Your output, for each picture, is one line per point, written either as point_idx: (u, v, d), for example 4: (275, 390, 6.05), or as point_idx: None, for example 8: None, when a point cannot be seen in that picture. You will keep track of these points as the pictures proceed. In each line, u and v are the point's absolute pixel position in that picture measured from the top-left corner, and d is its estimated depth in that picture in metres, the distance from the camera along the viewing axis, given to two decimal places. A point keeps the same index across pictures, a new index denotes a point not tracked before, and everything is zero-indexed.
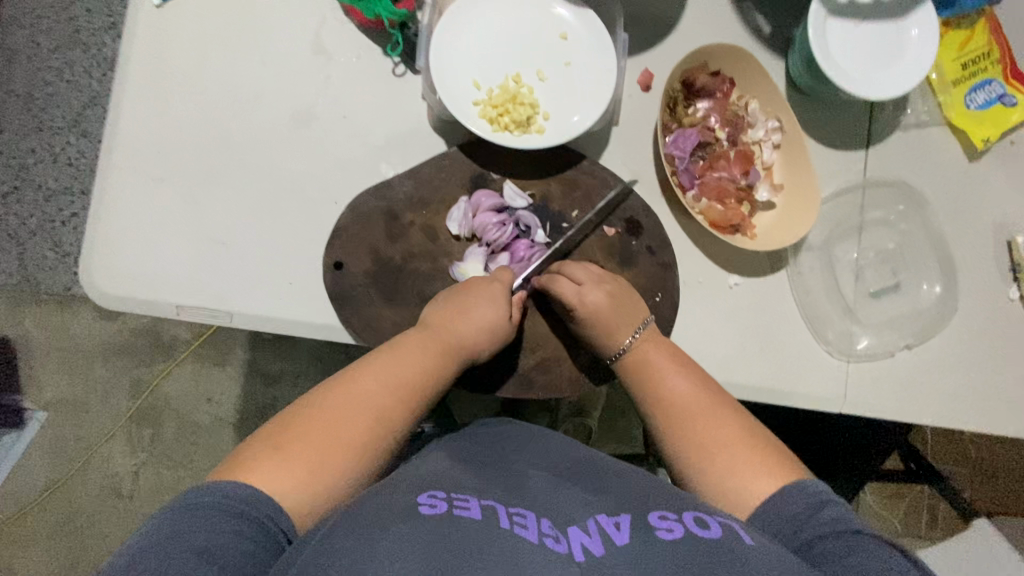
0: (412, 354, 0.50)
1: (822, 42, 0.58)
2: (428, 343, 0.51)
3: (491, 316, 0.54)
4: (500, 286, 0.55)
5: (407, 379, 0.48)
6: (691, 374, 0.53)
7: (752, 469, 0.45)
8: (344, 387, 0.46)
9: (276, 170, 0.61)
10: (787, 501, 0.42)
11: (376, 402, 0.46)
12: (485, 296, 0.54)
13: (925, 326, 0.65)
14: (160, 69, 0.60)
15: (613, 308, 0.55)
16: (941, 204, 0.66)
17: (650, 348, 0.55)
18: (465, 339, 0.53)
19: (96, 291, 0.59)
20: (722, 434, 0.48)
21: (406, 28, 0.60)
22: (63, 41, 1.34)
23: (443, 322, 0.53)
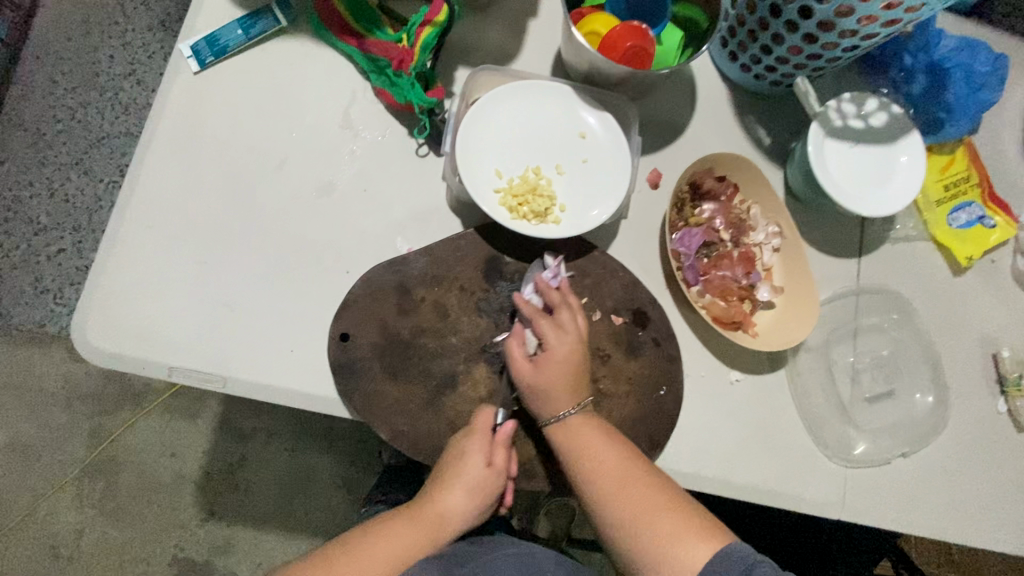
0: (401, 539, 0.53)
1: (822, 162, 0.62)
2: (421, 532, 0.54)
3: (469, 504, 0.55)
4: (494, 465, 0.54)
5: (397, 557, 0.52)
6: (615, 447, 0.53)
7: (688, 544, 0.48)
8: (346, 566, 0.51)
9: (291, 236, 0.61)
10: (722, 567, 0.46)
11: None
12: (463, 488, 0.54)
13: (920, 435, 0.66)
14: (188, 132, 0.62)
15: (564, 380, 0.55)
16: (929, 316, 0.69)
17: (576, 429, 0.54)
18: (449, 526, 0.55)
19: (88, 346, 0.57)
20: (652, 516, 0.50)
21: (433, 114, 0.63)
22: (80, 83, 1.36)
23: (428, 506, 0.55)
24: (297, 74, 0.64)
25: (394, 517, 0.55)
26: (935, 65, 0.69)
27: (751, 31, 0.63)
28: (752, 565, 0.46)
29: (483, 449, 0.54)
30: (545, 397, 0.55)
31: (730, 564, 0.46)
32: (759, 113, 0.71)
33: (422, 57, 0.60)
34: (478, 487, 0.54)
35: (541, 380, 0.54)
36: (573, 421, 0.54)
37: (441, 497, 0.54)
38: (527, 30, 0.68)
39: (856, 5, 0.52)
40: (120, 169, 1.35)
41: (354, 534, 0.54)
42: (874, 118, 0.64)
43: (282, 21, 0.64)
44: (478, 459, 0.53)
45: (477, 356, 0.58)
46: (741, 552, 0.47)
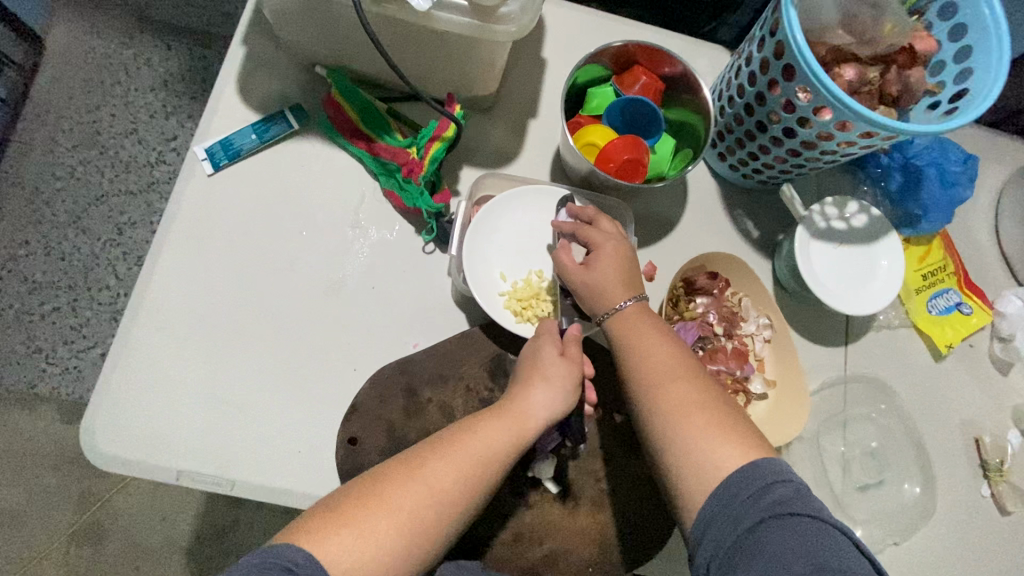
0: (484, 435, 0.49)
1: (807, 263, 0.66)
2: (504, 429, 0.50)
3: (555, 395, 0.53)
4: (574, 365, 0.54)
5: (490, 454, 0.49)
6: (674, 352, 0.54)
7: (726, 455, 0.48)
8: (427, 458, 0.48)
9: (300, 335, 0.63)
10: (755, 476, 0.46)
11: (450, 476, 0.47)
12: (542, 391, 0.52)
13: (910, 523, 0.68)
14: (202, 233, 0.63)
15: (617, 274, 0.57)
16: (914, 402, 0.72)
17: (638, 322, 0.55)
18: (535, 419, 0.51)
19: (97, 451, 0.57)
20: (693, 420, 0.50)
21: (440, 217, 0.66)
22: (81, 141, 1.38)
23: (512, 403, 0.52)
24: (308, 175, 0.67)
25: (479, 414, 0.51)
26: (910, 164, 0.74)
27: (739, 139, 0.67)
28: (789, 480, 0.46)
29: (565, 366, 0.54)
30: (598, 288, 0.57)
31: (767, 472, 0.46)
32: (747, 207, 0.75)
33: (430, 166, 0.63)
34: (557, 384, 0.53)
35: (595, 276, 0.57)
36: (629, 313, 0.56)
37: (522, 389, 0.52)
38: (528, 130, 0.72)
39: (836, 133, 0.56)
40: (118, 227, 1.35)
41: (438, 437, 0.50)
42: (855, 220, 0.68)
43: (295, 125, 0.67)
44: (550, 352, 0.54)
45: None
46: (780, 467, 0.47)
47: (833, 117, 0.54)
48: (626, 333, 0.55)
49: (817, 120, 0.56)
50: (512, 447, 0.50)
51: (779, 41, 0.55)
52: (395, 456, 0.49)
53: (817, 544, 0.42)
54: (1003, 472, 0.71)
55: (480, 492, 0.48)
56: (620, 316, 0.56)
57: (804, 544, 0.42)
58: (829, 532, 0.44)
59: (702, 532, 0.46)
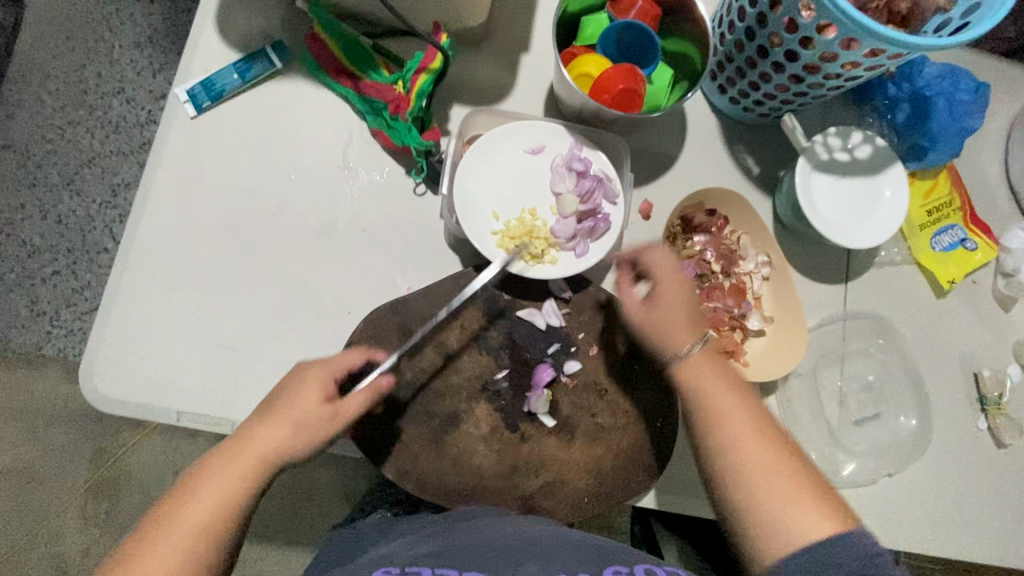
0: (224, 478, 0.49)
1: (808, 197, 0.64)
2: (242, 463, 0.50)
3: (291, 436, 0.51)
4: (315, 397, 0.52)
5: (219, 504, 0.49)
6: (753, 415, 0.53)
7: (794, 508, 0.48)
8: (168, 518, 0.48)
9: (293, 278, 0.62)
10: (840, 558, 0.45)
11: (182, 538, 0.47)
12: (283, 424, 0.51)
13: (904, 454, 0.69)
14: (187, 177, 0.62)
15: (682, 318, 0.58)
16: (912, 339, 0.72)
17: (709, 377, 0.55)
18: (269, 462, 0.51)
19: (99, 394, 0.58)
20: (765, 457, 0.50)
21: (430, 155, 0.64)
22: (69, 101, 1.35)
23: (243, 447, 0.51)
24: (294, 117, 0.65)
25: (216, 453, 0.51)
26: (918, 94, 0.71)
27: (740, 68, 0.65)
28: (873, 561, 0.44)
29: (303, 403, 0.52)
30: (666, 325, 0.58)
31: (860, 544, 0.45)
32: (748, 142, 0.73)
33: (418, 102, 0.61)
34: (291, 421, 0.52)
35: (655, 311, 0.58)
36: (699, 359, 0.56)
37: (260, 427, 0.51)
38: (520, 66, 0.69)
39: (840, 52, 0.54)
40: (112, 189, 1.34)
41: (171, 492, 0.49)
42: (859, 151, 0.66)
43: (276, 64, 0.64)
44: (309, 389, 0.52)
45: (477, 394, 0.60)
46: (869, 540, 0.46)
47: (838, 34, 0.51)
48: (704, 387, 0.55)
49: (821, 39, 0.53)
50: (250, 488, 0.50)
51: None
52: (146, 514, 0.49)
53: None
54: (1000, 405, 0.71)
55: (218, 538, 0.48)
56: (691, 358, 0.56)
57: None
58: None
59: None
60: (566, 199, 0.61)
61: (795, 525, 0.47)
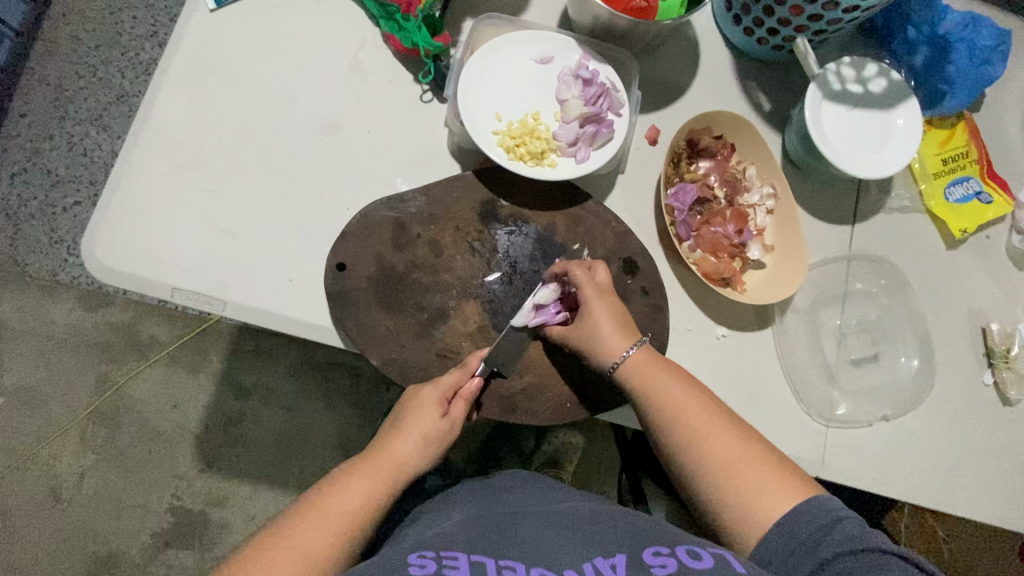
0: (362, 488, 0.48)
1: (818, 124, 0.63)
2: (371, 483, 0.48)
3: (424, 450, 0.52)
4: (443, 424, 0.53)
5: (365, 506, 0.47)
6: (702, 404, 0.52)
7: (754, 483, 0.48)
8: (307, 521, 0.45)
9: (296, 170, 0.63)
10: (796, 523, 0.46)
11: (325, 541, 0.44)
12: (409, 439, 0.51)
13: (904, 400, 0.67)
14: (202, 66, 0.64)
15: (612, 324, 0.56)
16: (919, 287, 0.70)
17: (651, 370, 0.54)
18: (405, 474, 0.50)
19: (97, 265, 0.59)
20: (721, 446, 0.50)
21: (438, 61, 0.65)
22: (104, 41, 1.39)
23: (382, 453, 0.50)
24: (309, 18, 0.66)
25: (341, 472, 0.49)
26: (937, 38, 0.69)
27: None
28: (839, 521, 0.45)
29: (431, 414, 0.52)
30: (596, 342, 0.56)
31: (823, 510, 0.46)
32: (760, 78, 0.72)
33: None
34: (427, 430, 0.52)
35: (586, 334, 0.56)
36: (638, 364, 0.54)
37: (391, 441, 0.51)
38: None
39: None
40: None
41: (302, 502, 0.47)
42: (874, 84, 0.65)
43: None
44: (433, 406, 0.53)
45: (467, 294, 0.60)
46: (830, 503, 0.47)
47: None
48: (642, 380, 0.54)
49: None
50: (388, 497, 0.49)
51: None
52: (270, 523, 0.45)
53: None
54: (1008, 359, 0.68)
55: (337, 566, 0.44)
56: (627, 362, 0.55)
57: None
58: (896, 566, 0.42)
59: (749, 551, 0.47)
60: (571, 105, 0.61)
61: (760, 507, 0.47)
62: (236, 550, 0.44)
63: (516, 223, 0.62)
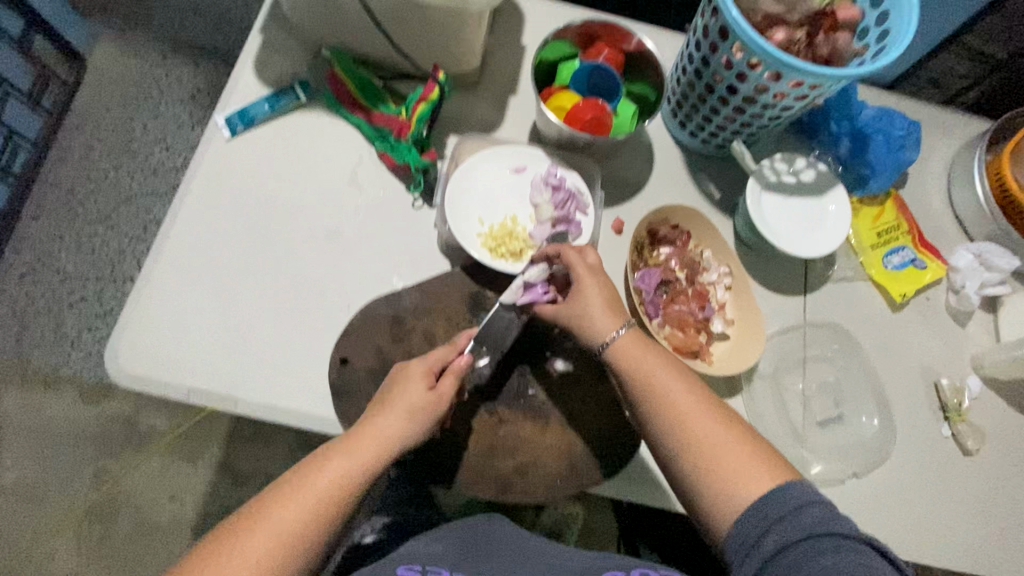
0: (335, 472, 0.52)
1: (760, 212, 0.72)
2: (350, 466, 0.53)
3: (407, 426, 0.56)
4: (423, 404, 0.57)
5: (336, 491, 0.52)
6: (687, 388, 0.58)
7: (742, 469, 0.53)
8: (280, 506, 0.50)
9: (302, 274, 0.70)
10: (768, 503, 0.51)
11: (296, 526, 0.50)
12: (386, 433, 0.55)
13: (870, 457, 0.71)
14: (218, 187, 0.72)
15: (602, 299, 0.62)
16: (870, 348, 0.77)
17: (637, 351, 0.60)
18: (385, 446, 0.55)
19: (118, 372, 0.64)
20: (709, 440, 0.55)
21: (427, 174, 0.74)
22: (116, 148, 1.48)
23: (362, 429, 0.55)
24: (312, 142, 0.76)
25: (328, 450, 0.54)
26: (857, 131, 0.80)
27: (694, 105, 0.75)
28: (813, 504, 0.50)
29: (416, 385, 0.57)
30: (588, 330, 0.62)
31: (798, 493, 0.51)
32: (709, 171, 0.82)
33: (418, 127, 0.72)
34: (409, 400, 0.56)
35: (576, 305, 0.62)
36: (625, 344, 0.60)
37: (374, 416, 0.56)
38: (508, 104, 0.81)
39: (770, 85, 0.64)
40: (144, 225, 1.45)
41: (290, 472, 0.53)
42: (804, 174, 0.75)
43: (301, 98, 0.76)
44: (418, 385, 0.57)
45: (459, 380, 0.65)
46: (807, 490, 0.51)
47: (765, 69, 0.62)
48: (637, 369, 0.59)
49: (753, 74, 0.63)
50: (368, 469, 0.54)
51: (716, 7, 0.63)
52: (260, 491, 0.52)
53: (864, 562, 0.46)
54: (961, 413, 0.75)
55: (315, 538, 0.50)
56: (618, 346, 0.60)
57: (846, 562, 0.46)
58: (855, 550, 0.46)
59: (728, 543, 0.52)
60: (545, 211, 0.71)
61: (745, 491, 0.52)
62: (222, 525, 0.51)
63: None
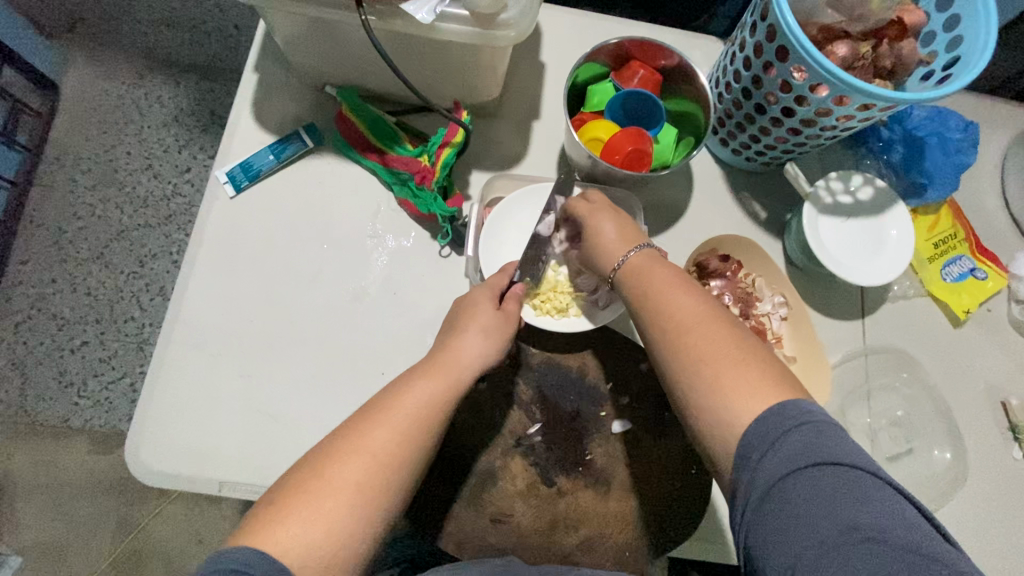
0: (421, 385, 0.50)
1: (818, 239, 0.67)
2: (437, 383, 0.51)
3: (484, 346, 0.55)
4: (495, 312, 0.57)
5: (426, 404, 0.49)
6: (699, 299, 0.50)
7: (739, 384, 0.44)
8: (369, 414, 0.48)
9: (329, 343, 0.65)
10: (769, 418, 0.42)
11: (388, 436, 0.46)
12: (465, 352, 0.54)
13: (943, 491, 0.68)
14: (229, 251, 0.66)
15: (614, 226, 0.58)
16: (935, 371, 0.72)
17: (650, 271, 0.54)
18: (465, 366, 0.53)
19: (143, 469, 0.59)
20: (714, 341, 0.47)
21: (455, 221, 0.68)
22: (100, 180, 1.37)
23: (441, 352, 0.54)
24: (324, 192, 0.69)
25: (409, 372, 0.52)
26: (911, 135, 0.74)
27: (740, 124, 0.69)
28: (814, 421, 0.41)
29: (487, 303, 0.57)
30: (601, 249, 0.58)
31: (805, 411, 0.42)
32: (754, 189, 0.76)
33: (442, 173, 0.66)
34: (483, 321, 0.56)
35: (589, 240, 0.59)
36: (636, 266, 0.55)
37: (450, 340, 0.55)
38: (532, 132, 0.74)
39: (833, 107, 0.58)
40: (140, 260, 1.36)
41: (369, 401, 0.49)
42: (861, 193, 0.69)
43: (309, 143, 0.69)
44: (488, 300, 0.58)
45: (512, 450, 0.60)
46: (805, 408, 0.42)
47: (829, 92, 0.55)
48: (638, 274, 0.54)
49: (813, 97, 0.57)
50: (450, 389, 0.51)
51: (769, 24, 0.57)
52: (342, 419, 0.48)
53: (872, 497, 0.38)
54: None
55: (383, 513, 0.44)
56: (630, 263, 0.55)
57: (843, 497, 0.38)
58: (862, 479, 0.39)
59: (739, 500, 0.42)
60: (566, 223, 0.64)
61: (735, 398, 0.44)
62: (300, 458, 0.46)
63: (549, 369, 0.64)
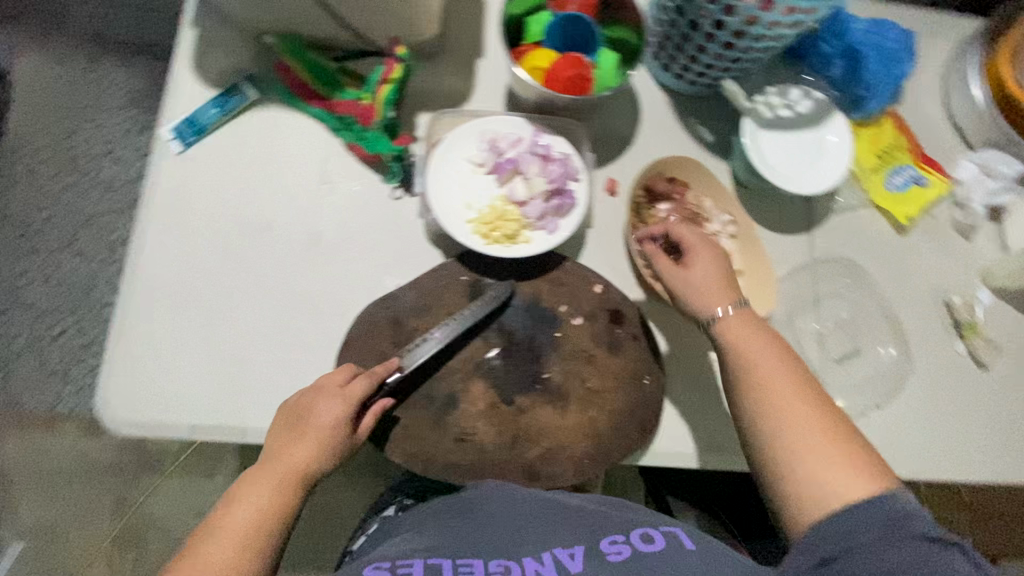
0: (261, 492, 0.53)
1: (759, 152, 0.69)
2: (272, 486, 0.53)
3: (324, 452, 0.55)
4: (333, 424, 0.55)
5: (264, 513, 0.52)
6: (796, 377, 0.55)
7: (825, 469, 0.50)
8: (215, 529, 0.50)
9: (288, 287, 0.66)
10: (869, 509, 0.47)
11: (229, 553, 0.49)
12: (305, 454, 0.55)
13: (891, 385, 0.72)
14: (181, 206, 0.67)
15: (717, 267, 0.61)
16: (880, 276, 0.75)
17: (749, 330, 0.58)
18: (305, 470, 0.54)
19: (115, 419, 0.61)
20: (808, 442, 0.51)
21: (402, 160, 0.69)
22: (62, 168, 1.35)
23: (279, 459, 0.54)
24: (274, 142, 0.70)
25: (248, 477, 0.54)
26: (850, 48, 0.74)
27: (677, 43, 0.69)
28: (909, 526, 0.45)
29: (326, 416, 0.55)
30: (688, 285, 0.61)
31: (894, 505, 0.47)
32: (699, 113, 0.77)
33: (384, 111, 0.67)
34: (322, 432, 0.55)
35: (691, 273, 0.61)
36: (734, 322, 0.58)
37: (289, 445, 0.55)
38: (476, 69, 0.74)
39: (761, 15, 0.59)
40: (110, 245, 1.34)
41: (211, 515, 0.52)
42: (801, 105, 0.71)
43: (251, 94, 0.69)
44: (329, 409, 0.55)
45: (472, 374, 0.63)
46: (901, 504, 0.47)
47: None
48: (740, 349, 0.57)
49: (741, 5, 0.58)
50: (288, 498, 0.53)
51: None
52: (192, 531, 0.51)
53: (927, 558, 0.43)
54: (974, 327, 0.74)
55: None
56: (727, 323, 0.59)
57: (885, 540, 0.45)
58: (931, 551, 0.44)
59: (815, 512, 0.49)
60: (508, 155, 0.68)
61: (831, 485, 0.49)
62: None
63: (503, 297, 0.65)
